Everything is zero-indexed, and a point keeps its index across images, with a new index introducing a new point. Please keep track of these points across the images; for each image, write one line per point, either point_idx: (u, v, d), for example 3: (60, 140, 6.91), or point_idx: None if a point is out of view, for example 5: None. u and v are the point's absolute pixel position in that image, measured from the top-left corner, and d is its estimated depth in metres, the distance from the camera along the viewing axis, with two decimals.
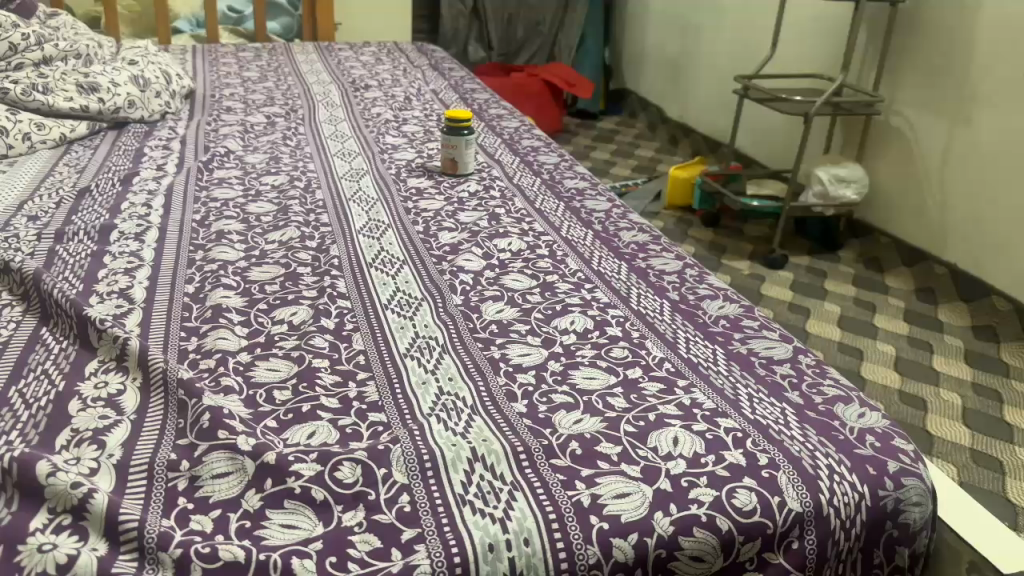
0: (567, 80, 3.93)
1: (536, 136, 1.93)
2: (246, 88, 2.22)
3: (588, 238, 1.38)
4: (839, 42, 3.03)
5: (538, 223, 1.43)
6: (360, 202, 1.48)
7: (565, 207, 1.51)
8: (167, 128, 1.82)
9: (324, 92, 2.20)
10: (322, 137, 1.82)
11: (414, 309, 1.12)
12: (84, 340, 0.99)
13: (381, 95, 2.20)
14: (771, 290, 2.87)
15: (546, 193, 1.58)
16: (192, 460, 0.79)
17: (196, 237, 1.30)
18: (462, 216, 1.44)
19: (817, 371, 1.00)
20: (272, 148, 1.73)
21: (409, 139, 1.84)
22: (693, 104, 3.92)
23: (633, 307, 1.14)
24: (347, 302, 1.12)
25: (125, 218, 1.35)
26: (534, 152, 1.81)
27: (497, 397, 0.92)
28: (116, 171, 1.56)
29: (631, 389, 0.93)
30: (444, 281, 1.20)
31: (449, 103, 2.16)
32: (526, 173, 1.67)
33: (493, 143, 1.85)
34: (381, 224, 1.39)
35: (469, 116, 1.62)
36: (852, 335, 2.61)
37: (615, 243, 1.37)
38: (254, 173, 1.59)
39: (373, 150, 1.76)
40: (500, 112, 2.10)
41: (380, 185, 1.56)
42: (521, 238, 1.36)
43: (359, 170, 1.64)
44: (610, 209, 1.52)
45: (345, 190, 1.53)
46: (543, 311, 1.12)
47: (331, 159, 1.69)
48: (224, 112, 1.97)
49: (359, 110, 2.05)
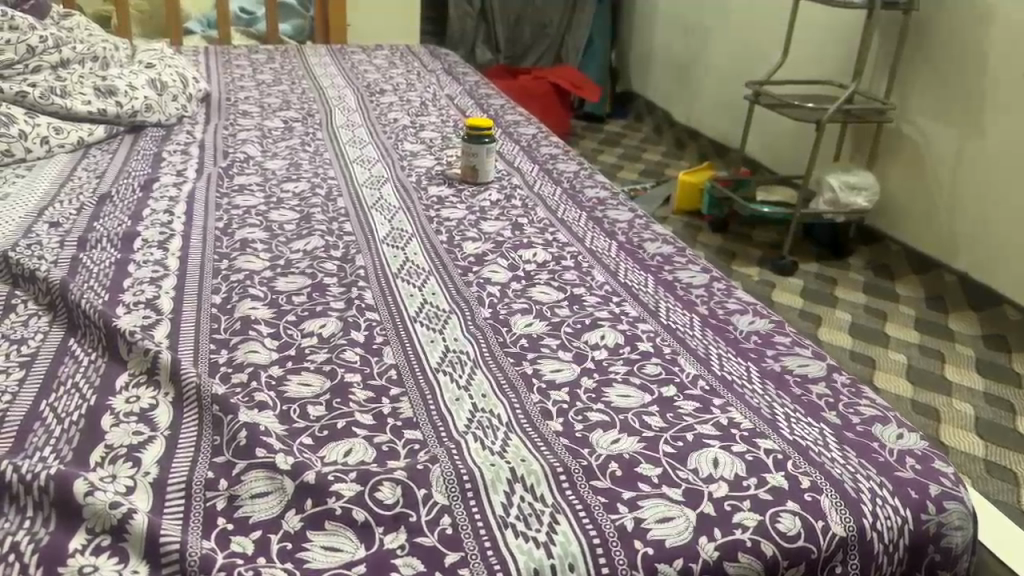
0: (573, 82, 3.94)
1: (554, 143, 1.92)
2: (261, 92, 2.22)
3: (613, 249, 1.38)
4: (850, 48, 3.02)
5: (562, 233, 1.42)
6: (382, 211, 1.47)
7: (588, 216, 1.51)
8: (184, 133, 1.81)
9: (338, 97, 2.19)
10: (340, 143, 1.82)
11: (443, 322, 1.11)
12: (114, 353, 0.98)
13: (396, 100, 2.20)
14: (780, 297, 2.87)
15: (568, 202, 1.57)
16: (231, 479, 0.78)
17: (220, 246, 1.29)
18: (485, 226, 1.43)
19: (853, 391, 0.99)
20: (290, 154, 1.73)
21: (427, 145, 1.83)
22: (701, 107, 3.90)
23: (662, 321, 1.14)
24: (376, 314, 1.12)
25: (147, 226, 1.34)
26: (553, 160, 1.80)
27: (533, 415, 0.91)
28: (135, 176, 1.55)
29: (667, 408, 0.93)
30: (471, 293, 1.19)
31: (465, 109, 2.15)
32: (546, 182, 1.67)
33: (512, 150, 1.84)
34: (404, 234, 1.38)
35: (492, 126, 1.62)
36: (863, 342, 2.61)
37: (640, 254, 1.37)
38: (275, 180, 1.59)
39: (392, 157, 1.75)
40: (517, 118, 2.09)
41: (402, 194, 1.55)
42: (546, 249, 1.35)
43: (379, 177, 1.63)
44: (633, 219, 1.52)
45: (365, 198, 1.52)
46: (572, 325, 1.12)
47: (350, 167, 1.68)
48: (240, 117, 1.96)
49: (375, 115, 2.05)
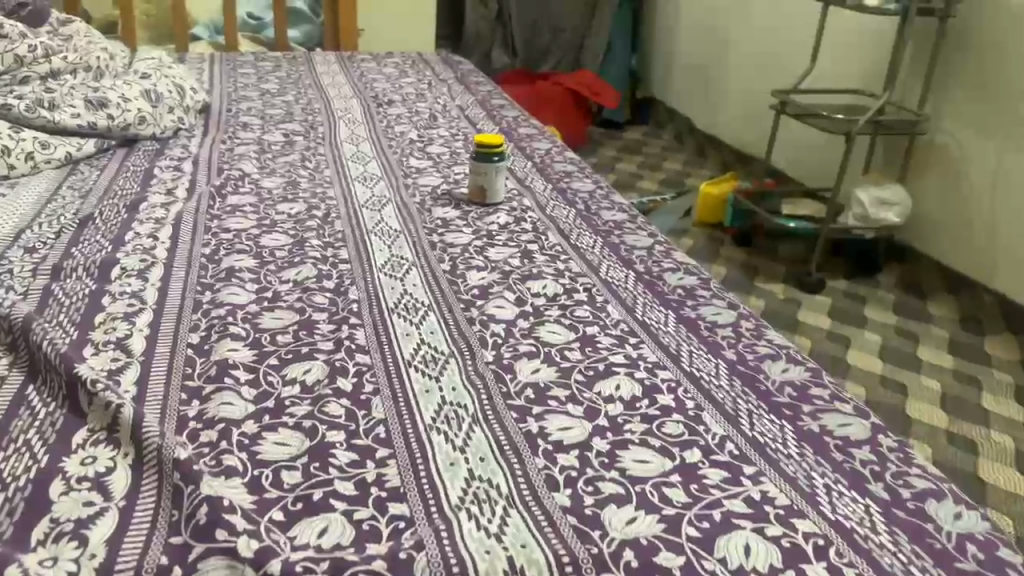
0: (593, 88, 3.80)
1: (570, 159, 1.81)
2: (264, 102, 2.13)
3: (630, 281, 1.26)
4: (884, 57, 2.88)
5: (575, 261, 1.32)
6: (381, 235, 1.37)
7: (603, 243, 1.40)
8: (179, 147, 1.72)
9: (345, 108, 2.10)
10: (342, 159, 1.72)
11: (439, 367, 1.00)
12: (74, 404, 0.89)
13: (405, 111, 2.10)
14: (808, 317, 2.74)
15: (583, 226, 1.46)
16: (186, 567, 0.68)
17: (204, 275, 1.20)
18: (492, 253, 1.33)
19: (902, 457, 0.88)
20: (289, 171, 1.63)
21: (435, 161, 1.73)
22: (724, 115, 3.77)
23: (685, 368, 1.02)
24: (367, 357, 1.01)
25: (129, 252, 1.25)
26: (568, 178, 1.70)
27: (537, 486, 0.81)
28: (122, 196, 1.46)
29: (689, 479, 0.82)
30: (473, 332, 1.09)
31: (476, 121, 2.05)
32: (560, 203, 1.56)
33: (524, 167, 1.74)
34: (404, 262, 1.28)
35: (501, 143, 1.51)
36: (895, 368, 2.47)
37: (659, 286, 1.26)
38: (270, 200, 1.49)
39: (397, 174, 1.65)
40: (531, 131, 1.99)
41: (404, 216, 1.45)
42: (557, 280, 1.24)
43: (381, 197, 1.53)
44: (653, 246, 1.41)
45: (366, 221, 1.42)
46: (584, 370, 1.01)
47: (351, 185, 1.58)
48: (240, 129, 1.87)
49: (381, 128, 1.95)
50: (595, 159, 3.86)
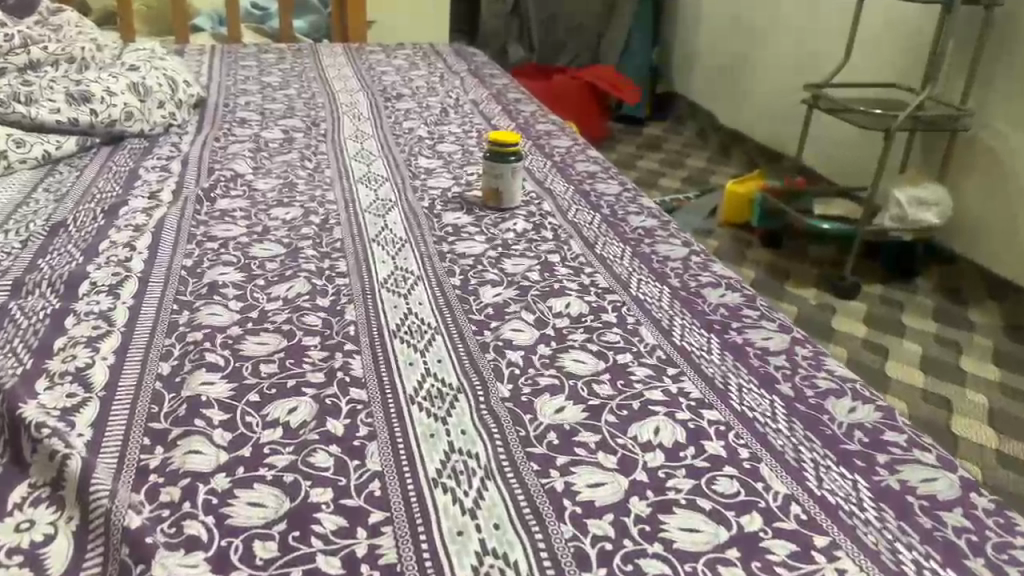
0: (614, 83, 3.65)
1: (593, 159, 1.66)
2: (264, 96, 1.99)
3: (665, 298, 1.12)
4: (922, 49, 2.71)
5: (602, 274, 1.17)
6: (384, 245, 1.23)
7: (633, 252, 1.25)
8: (169, 145, 1.59)
9: (350, 102, 1.96)
10: (345, 158, 1.58)
11: (447, 406, 0.86)
12: (15, 452, 0.76)
13: (414, 106, 1.96)
14: (842, 324, 2.57)
15: (610, 234, 1.31)
16: None
17: (183, 291, 1.06)
18: (508, 265, 1.18)
19: (1001, 525, 0.74)
20: (286, 172, 1.49)
21: (446, 161, 1.59)
22: (750, 111, 3.60)
23: (735, 408, 0.88)
24: (363, 392, 0.88)
25: (102, 264, 1.11)
26: (591, 180, 1.55)
27: (564, 561, 0.67)
28: (101, 200, 1.33)
29: (752, 554, 0.69)
30: (486, 361, 0.94)
31: (491, 116, 1.90)
32: (583, 207, 1.41)
33: (542, 167, 1.59)
34: (410, 276, 1.14)
35: (519, 140, 1.36)
36: (937, 379, 2.30)
37: (698, 304, 1.11)
38: (263, 203, 1.35)
39: (403, 175, 1.51)
40: (550, 128, 1.84)
41: (410, 222, 1.31)
42: (582, 297, 1.10)
43: (385, 201, 1.39)
44: (689, 256, 1.25)
45: (368, 228, 1.28)
46: (616, 410, 0.87)
47: (354, 188, 1.44)
48: (236, 125, 1.74)
49: (388, 124, 1.81)
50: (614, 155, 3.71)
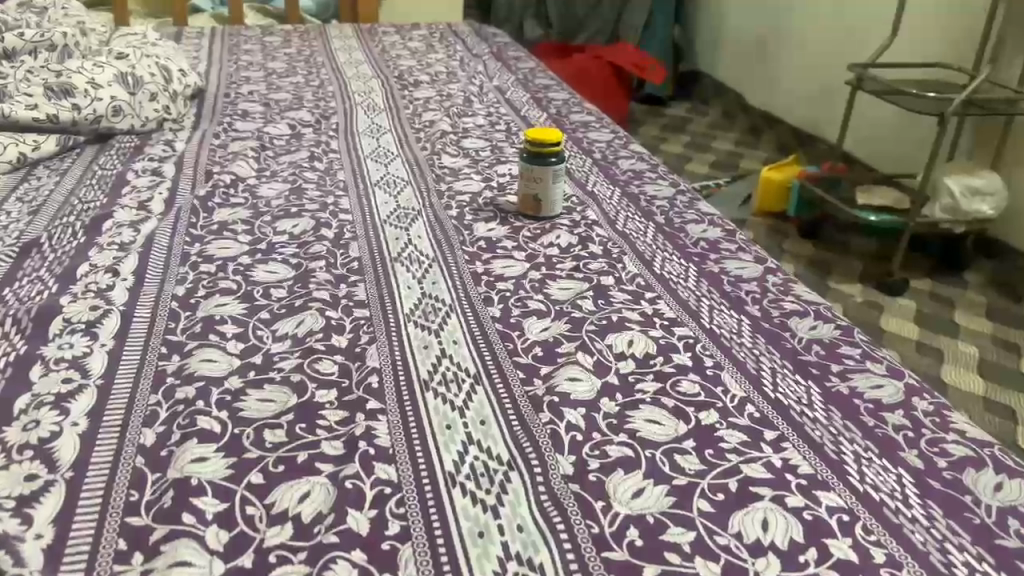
0: (637, 62, 3.44)
1: (637, 155, 1.48)
2: (269, 85, 1.82)
3: (744, 330, 0.94)
4: (977, 26, 2.48)
5: (666, 300, 0.99)
6: (407, 266, 1.05)
7: (698, 271, 1.07)
8: (162, 143, 1.42)
9: (363, 90, 1.78)
10: (359, 157, 1.40)
11: (498, 489, 0.69)
12: None
13: (434, 94, 1.78)
14: (891, 324, 2.38)
15: (667, 248, 1.14)
16: None
17: (173, 328, 0.90)
18: (554, 289, 1.01)
19: None
20: (293, 174, 1.32)
21: (473, 159, 1.41)
22: (782, 92, 3.39)
23: (857, 488, 0.70)
24: (391, 470, 0.71)
25: (77, 294, 0.95)
26: (638, 180, 1.37)
27: None
28: (83, 212, 1.16)
29: None
30: (541, 425, 0.77)
31: (519, 105, 1.72)
32: (635, 216, 1.23)
33: (583, 166, 1.41)
34: (440, 305, 0.96)
35: (562, 138, 1.16)
36: (1001, 386, 2.11)
37: (787, 340, 0.93)
38: (268, 213, 1.18)
39: (426, 177, 1.33)
40: (585, 118, 1.65)
41: (437, 236, 1.14)
42: (646, 331, 0.92)
43: (408, 210, 1.21)
44: (765, 276, 1.07)
45: (389, 244, 1.10)
46: (710, 493, 0.69)
47: (371, 194, 1.26)
48: (238, 119, 1.57)
49: (406, 116, 1.63)
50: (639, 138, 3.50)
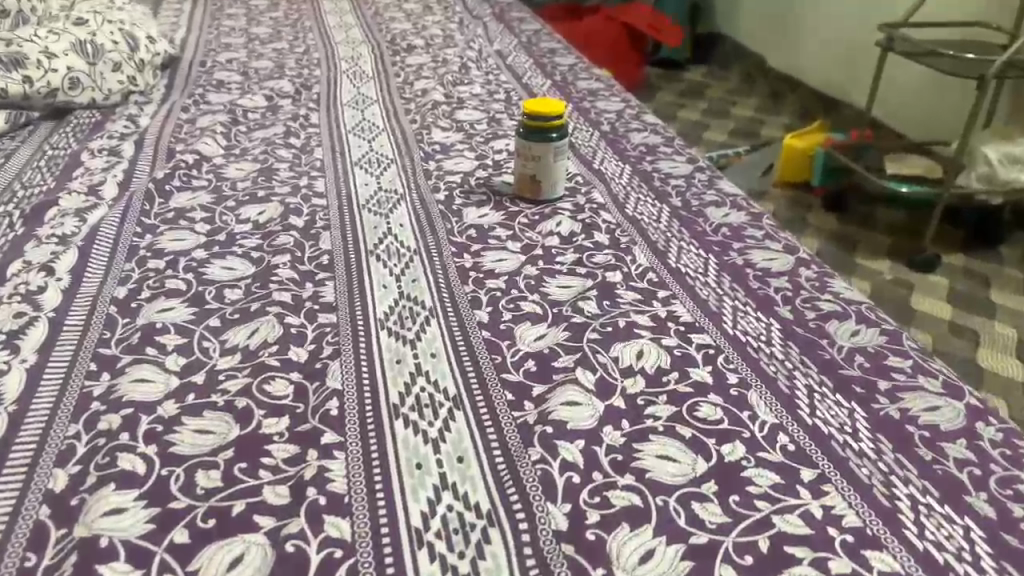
0: (651, 23, 3.25)
1: (650, 127, 1.33)
2: (249, 52, 1.67)
3: (773, 339, 0.81)
4: None
5: (682, 300, 0.86)
6: (383, 261, 0.92)
7: (719, 265, 0.94)
8: (126, 117, 1.29)
9: (351, 57, 1.64)
10: (341, 131, 1.27)
11: (474, 552, 0.57)
12: None
13: (428, 60, 1.63)
14: (922, 304, 2.22)
15: (683, 236, 1.00)
16: None
17: (107, 339, 0.78)
18: (552, 287, 0.87)
19: None
20: (266, 152, 1.18)
21: (467, 134, 1.27)
22: (805, 55, 3.19)
23: (918, 544, 0.59)
24: (344, 525, 0.59)
25: (2, 298, 0.82)
26: (651, 155, 1.23)
27: None
28: (26, 198, 1.04)
29: None
30: (529, 465, 0.65)
31: (521, 71, 1.57)
32: (647, 198, 1.09)
33: (589, 140, 1.27)
34: (419, 309, 0.83)
35: (563, 109, 1.01)
36: None
37: (824, 350, 0.80)
38: (232, 197, 1.05)
39: (413, 155, 1.19)
40: (593, 85, 1.51)
41: (421, 223, 1.00)
42: (657, 339, 0.80)
43: (390, 193, 1.08)
44: (797, 270, 0.94)
45: (365, 234, 0.97)
46: (736, 554, 0.57)
47: (349, 174, 1.13)
48: (211, 91, 1.43)
49: (396, 86, 1.49)
50: (653, 104, 3.32)
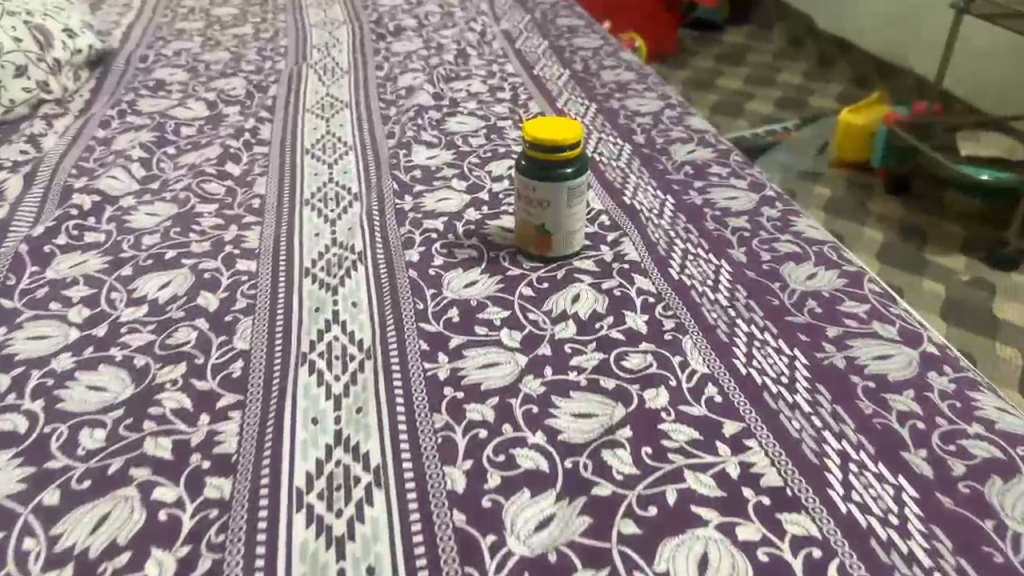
0: None
1: (697, 131, 1.02)
2: (205, 40, 1.38)
3: (913, 521, 0.52)
4: None
5: (761, 442, 0.57)
6: (316, 374, 0.63)
7: (812, 368, 0.64)
8: (26, 137, 1.02)
9: (325, 44, 1.34)
10: (296, 150, 0.98)
11: None
12: None
13: (419, 46, 1.33)
14: (1011, 314, 1.65)
15: (754, 314, 0.70)
16: None
17: None
18: (564, 421, 0.58)
19: None
20: (192, 185, 0.90)
21: (458, 152, 0.97)
22: (857, 12, 2.70)
23: None
24: None
25: None
26: (701, 176, 0.92)
27: None
28: None
29: None
30: None
31: (532, 59, 1.26)
32: (698, 248, 0.79)
33: (618, 156, 0.96)
34: (358, 473, 0.54)
35: (581, 133, 0.71)
36: None
37: (995, 544, 0.50)
38: (132, 262, 0.77)
39: (384, 185, 0.90)
40: (623, 74, 1.19)
41: (381, 299, 0.72)
42: (728, 528, 0.50)
43: (344, 249, 0.79)
44: (927, 375, 0.64)
45: (301, 321, 0.69)
46: None
47: (295, 218, 0.84)
48: (145, 95, 1.15)
49: (376, 83, 1.19)
50: (695, 63, 2.92)
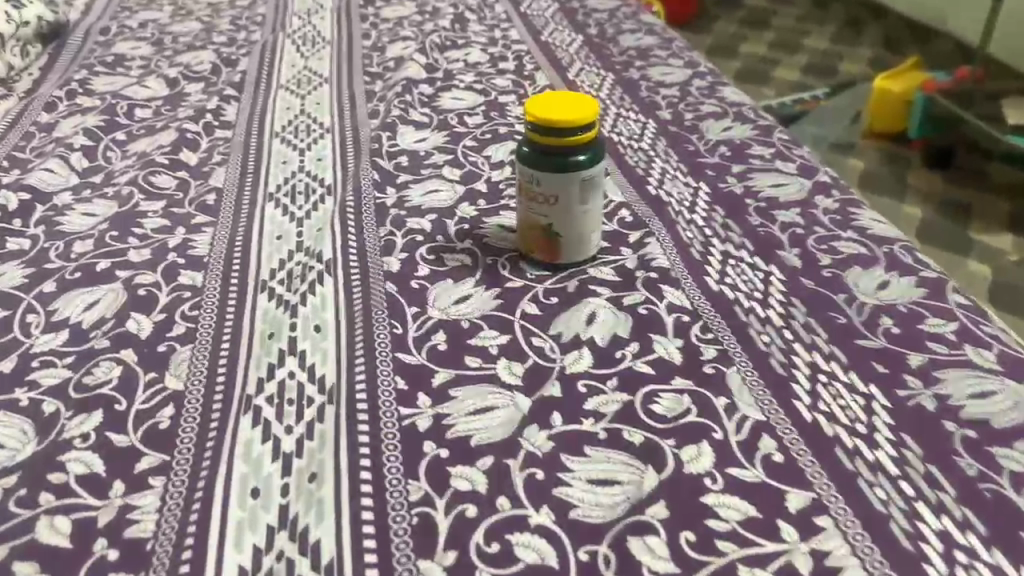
0: None
1: (732, 103, 0.87)
2: (176, 9, 1.24)
3: None
4: None
5: (837, 520, 0.43)
6: (262, 427, 0.50)
7: (895, 412, 0.50)
8: None
9: (308, 11, 1.19)
10: (264, 134, 0.84)
11: None
12: None
13: (413, 11, 1.18)
14: None
15: (816, 337, 0.56)
16: None
17: None
18: (577, 491, 0.45)
19: None
20: (140, 177, 0.77)
21: (453, 133, 0.83)
22: None
23: None
24: None
25: None
26: (740, 158, 0.77)
27: None
28: None
29: None
30: None
31: (540, 24, 1.10)
32: (740, 250, 0.65)
33: (641, 135, 0.82)
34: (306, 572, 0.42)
35: (597, 112, 0.56)
36: None
37: None
38: (59, 275, 0.64)
39: (363, 174, 0.77)
40: (644, 39, 1.04)
41: (351, 322, 0.58)
42: None
43: (310, 256, 0.65)
44: None
45: (251, 354, 0.55)
46: None
47: (255, 217, 0.70)
48: (100, 72, 1.01)
49: (361, 54, 1.04)
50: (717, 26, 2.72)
